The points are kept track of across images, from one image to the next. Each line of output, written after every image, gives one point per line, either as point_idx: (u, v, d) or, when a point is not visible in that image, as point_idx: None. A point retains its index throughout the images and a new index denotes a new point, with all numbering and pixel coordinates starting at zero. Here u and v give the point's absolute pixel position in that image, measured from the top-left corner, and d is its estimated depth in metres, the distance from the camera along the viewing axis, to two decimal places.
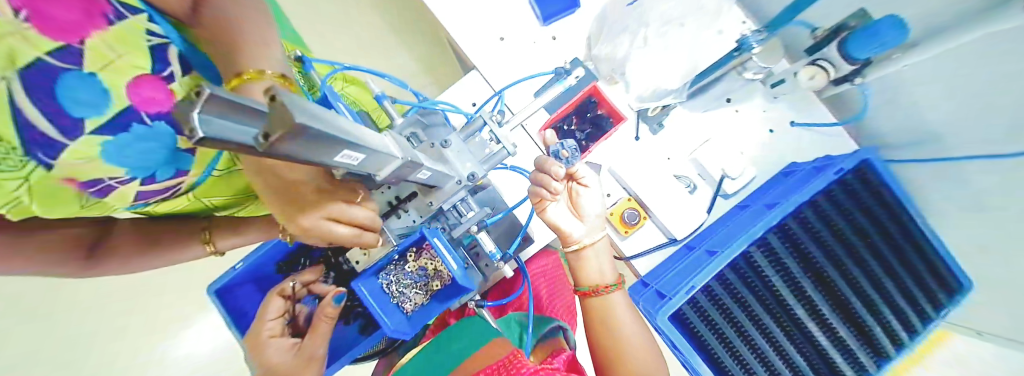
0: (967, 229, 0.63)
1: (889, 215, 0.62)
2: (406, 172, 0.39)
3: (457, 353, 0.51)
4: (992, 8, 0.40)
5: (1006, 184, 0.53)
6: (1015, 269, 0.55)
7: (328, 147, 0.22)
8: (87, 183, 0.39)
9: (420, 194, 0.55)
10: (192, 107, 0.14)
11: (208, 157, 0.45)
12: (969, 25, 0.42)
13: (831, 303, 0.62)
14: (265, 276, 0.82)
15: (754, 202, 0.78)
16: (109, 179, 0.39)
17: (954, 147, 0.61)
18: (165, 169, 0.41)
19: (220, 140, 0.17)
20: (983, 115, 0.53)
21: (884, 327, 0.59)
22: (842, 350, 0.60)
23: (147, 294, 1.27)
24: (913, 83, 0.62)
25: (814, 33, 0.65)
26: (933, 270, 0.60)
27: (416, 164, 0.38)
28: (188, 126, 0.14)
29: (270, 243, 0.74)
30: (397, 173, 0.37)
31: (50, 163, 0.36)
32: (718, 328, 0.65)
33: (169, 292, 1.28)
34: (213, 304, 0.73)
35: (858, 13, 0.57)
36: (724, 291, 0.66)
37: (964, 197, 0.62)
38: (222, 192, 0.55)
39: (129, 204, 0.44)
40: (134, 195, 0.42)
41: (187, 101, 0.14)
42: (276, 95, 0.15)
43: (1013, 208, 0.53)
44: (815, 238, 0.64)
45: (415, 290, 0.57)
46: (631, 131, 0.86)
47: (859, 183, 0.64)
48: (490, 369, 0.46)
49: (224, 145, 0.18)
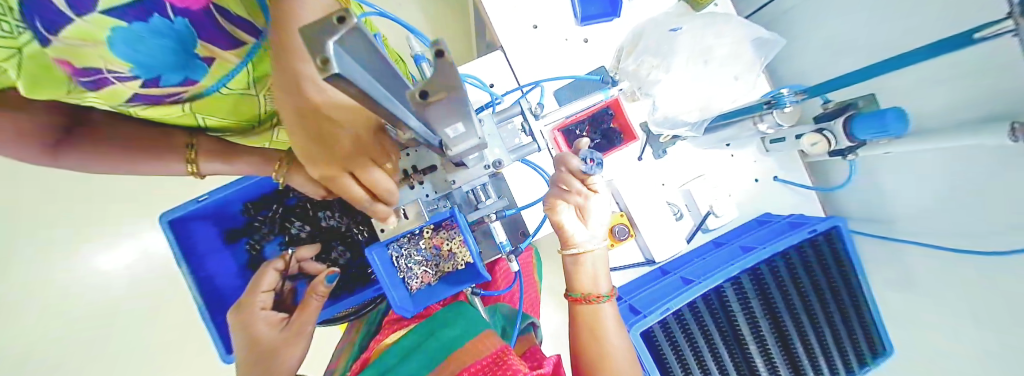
0: (898, 302, 0.74)
1: (842, 278, 0.70)
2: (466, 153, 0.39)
3: (447, 344, 0.51)
4: (991, 125, 0.47)
5: (942, 271, 0.64)
6: (936, 342, 0.67)
7: (444, 113, 0.20)
8: (82, 70, 0.30)
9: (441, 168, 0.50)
10: (332, 35, 0.13)
11: (226, 69, 0.36)
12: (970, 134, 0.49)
13: (779, 345, 0.69)
14: (226, 213, 0.73)
15: (730, 241, 0.84)
16: (109, 71, 0.30)
17: (902, 230, 0.71)
18: (177, 75, 0.33)
19: (344, 82, 0.16)
20: (938, 211, 0.62)
21: (815, 372, 0.69)
22: None
23: (43, 206, 1.05)
24: (886, 169, 0.71)
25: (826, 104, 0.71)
26: (866, 332, 0.69)
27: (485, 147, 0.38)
28: (323, 57, 0.13)
29: (247, 180, 0.67)
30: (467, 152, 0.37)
31: (49, 38, 0.26)
32: (680, 351, 0.71)
33: (74, 209, 1.07)
34: (163, 233, 0.64)
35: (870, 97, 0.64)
36: (693, 318, 0.71)
37: (900, 274, 0.73)
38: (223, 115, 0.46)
39: (119, 105, 0.35)
40: (131, 97, 0.34)
41: (329, 27, 0.13)
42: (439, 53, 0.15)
43: (945, 293, 0.64)
44: (779, 285, 0.71)
45: (424, 268, 0.56)
46: (636, 152, 0.89)
47: (826, 245, 0.71)
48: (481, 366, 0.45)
49: (348, 88, 0.17)
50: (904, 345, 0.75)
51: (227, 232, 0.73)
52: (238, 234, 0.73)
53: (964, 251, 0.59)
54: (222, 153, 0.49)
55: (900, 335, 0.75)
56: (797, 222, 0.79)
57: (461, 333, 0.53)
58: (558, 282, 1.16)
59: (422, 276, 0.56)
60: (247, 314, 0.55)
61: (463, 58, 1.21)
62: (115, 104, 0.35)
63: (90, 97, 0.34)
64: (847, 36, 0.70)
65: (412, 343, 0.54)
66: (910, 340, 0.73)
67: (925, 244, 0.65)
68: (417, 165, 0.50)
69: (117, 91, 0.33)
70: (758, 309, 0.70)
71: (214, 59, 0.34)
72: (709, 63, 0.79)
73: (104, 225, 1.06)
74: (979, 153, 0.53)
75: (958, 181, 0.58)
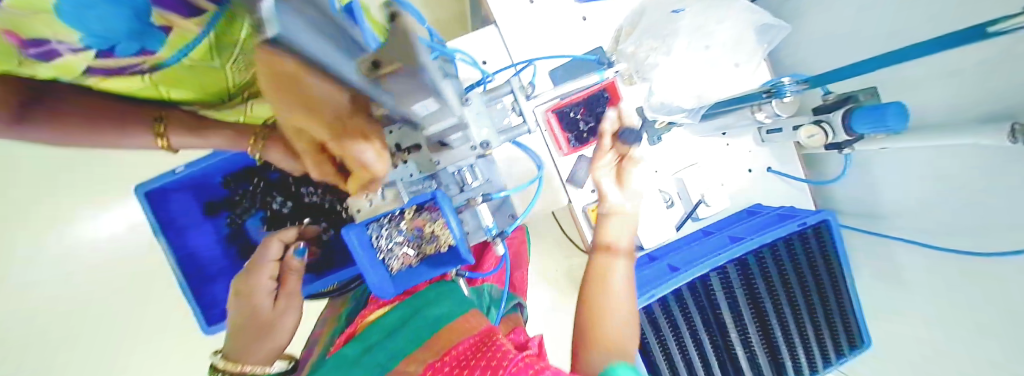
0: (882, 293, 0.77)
1: (828, 272, 0.71)
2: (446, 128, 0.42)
3: (428, 325, 0.51)
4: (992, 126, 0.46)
5: (926, 267, 0.66)
6: (919, 333, 0.70)
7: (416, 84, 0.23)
8: (28, 40, 0.28)
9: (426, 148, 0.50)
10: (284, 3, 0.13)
11: (185, 39, 0.34)
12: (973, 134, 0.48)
13: (760, 334, 0.72)
14: (208, 187, 0.72)
15: (720, 230, 0.85)
16: (58, 43, 0.29)
17: (889, 226, 0.72)
18: (131, 44, 0.31)
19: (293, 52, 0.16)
20: (925, 209, 0.64)
21: (793, 361, 0.71)
22: (755, 372, 0.72)
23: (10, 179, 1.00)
24: (878, 165, 0.72)
25: (827, 96, 0.69)
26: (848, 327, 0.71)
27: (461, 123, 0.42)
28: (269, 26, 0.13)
29: (226, 154, 0.65)
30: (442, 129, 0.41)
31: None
32: (664, 337, 0.73)
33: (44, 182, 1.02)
34: (139, 206, 0.62)
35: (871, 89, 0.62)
36: (678, 306, 0.73)
37: (885, 267, 0.75)
38: (189, 86, 0.45)
39: (75, 73, 0.34)
40: (86, 68, 0.33)
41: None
42: (398, 19, 0.17)
43: (930, 288, 0.66)
44: (764, 276, 0.72)
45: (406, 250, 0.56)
46: (631, 137, 0.87)
47: (814, 239, 0.72)
48: (458, 349, 0.45)
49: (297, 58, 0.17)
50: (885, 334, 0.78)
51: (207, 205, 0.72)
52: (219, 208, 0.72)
53: (950, 248, 0.60)
54: (190, 128, 0.48)
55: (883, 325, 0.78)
56: (788, 214, 0.79)
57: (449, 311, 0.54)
58: (547, 265, 1.18)
59: (402, 256, 0.56)
60: (253, 280, 0.53)
61: (455, 33, 1.16)
62: (79, 77, 0.35)
63: (47, 71, 0.33)
64: (851, 26, 0.68)
65: (401, 317, 0.55)
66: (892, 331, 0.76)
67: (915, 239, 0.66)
68: (400, 143, 0.47)
69: (71, 64, 0.32)
70: (740, 297, 0.71)
71: (172, 28, 0.32)
72: (710, 48, 0.75)
73: (86, 198, 1.03)
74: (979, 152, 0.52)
75: (950, 179, 0.58)
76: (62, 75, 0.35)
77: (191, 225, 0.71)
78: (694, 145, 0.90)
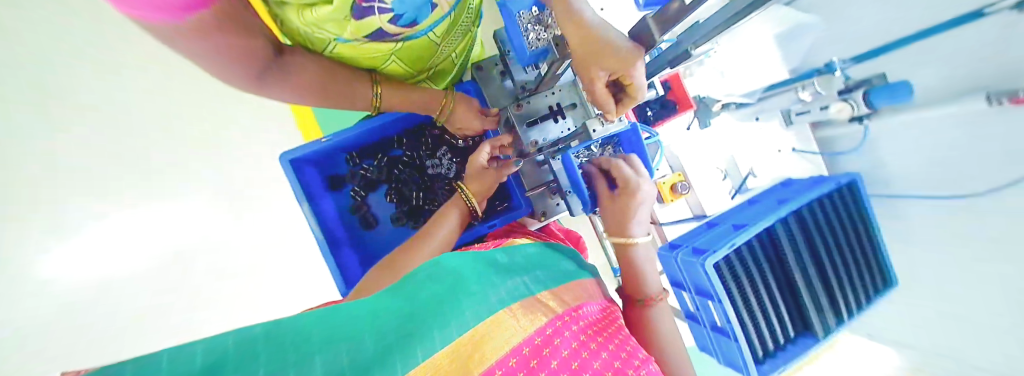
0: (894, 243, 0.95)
1: (860, 224, 0.87)
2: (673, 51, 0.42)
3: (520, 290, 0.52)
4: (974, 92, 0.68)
5: (931, 216, 0.84)
6: (935, 271, 0.86)
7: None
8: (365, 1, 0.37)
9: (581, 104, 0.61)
10: None
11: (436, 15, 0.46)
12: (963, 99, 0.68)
13: (809, 276, 0.84)
14: (327, 158, 0.81)
15: (765, 199, 0.99)
16: (378, 6, 0.38)
17: (897, 187, 0.92)
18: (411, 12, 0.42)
19: None
20: (927, 167, 0.84)
21: (833, 297, 0.84)
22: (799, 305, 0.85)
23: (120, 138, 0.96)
24: (885, 139, 0.91)
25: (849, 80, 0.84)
26: (881, 266, 0.88)
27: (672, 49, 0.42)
28: None
29: (357, 130, 0.74)
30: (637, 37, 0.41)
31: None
32: (739, 281, 0.83)
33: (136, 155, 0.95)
34: (284, 172, 0.71)
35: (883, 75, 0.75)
36: (747, 253, 0.85)
37: (894, 223, 0.94)
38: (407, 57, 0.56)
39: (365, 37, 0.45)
40: (375, 30, 0.43)
41: None
42: None
43: (930, 228, 0.85)
44: (818, 224, 0.86)
45: None
46: (684, 123, 1.07)
47: (848, 196, 0.88)
48: (575, 324, 0.47)
49: None
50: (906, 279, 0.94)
51: (331, 179, 0.81)
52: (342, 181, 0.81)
53: (964, 197, 0.77)
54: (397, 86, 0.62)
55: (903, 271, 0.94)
56: (817, 180, 0.95)
57: (560, 276, 0.62)
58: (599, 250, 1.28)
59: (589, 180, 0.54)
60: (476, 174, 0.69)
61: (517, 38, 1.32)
62: (357, 37, 0.44)
63: (346, 31, 0.43)
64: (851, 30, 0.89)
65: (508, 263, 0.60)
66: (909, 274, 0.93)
67: (925, 198, 0.84)
68: (560, 102, 0.61)
69: (369, 23, 0.41)
70: (803, 242, 0.85)
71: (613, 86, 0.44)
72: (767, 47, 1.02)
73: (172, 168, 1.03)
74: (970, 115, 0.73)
75: (953, 140, 0.78)
76: (362, 35, 0.44)
77: (317, 190, 0.78)
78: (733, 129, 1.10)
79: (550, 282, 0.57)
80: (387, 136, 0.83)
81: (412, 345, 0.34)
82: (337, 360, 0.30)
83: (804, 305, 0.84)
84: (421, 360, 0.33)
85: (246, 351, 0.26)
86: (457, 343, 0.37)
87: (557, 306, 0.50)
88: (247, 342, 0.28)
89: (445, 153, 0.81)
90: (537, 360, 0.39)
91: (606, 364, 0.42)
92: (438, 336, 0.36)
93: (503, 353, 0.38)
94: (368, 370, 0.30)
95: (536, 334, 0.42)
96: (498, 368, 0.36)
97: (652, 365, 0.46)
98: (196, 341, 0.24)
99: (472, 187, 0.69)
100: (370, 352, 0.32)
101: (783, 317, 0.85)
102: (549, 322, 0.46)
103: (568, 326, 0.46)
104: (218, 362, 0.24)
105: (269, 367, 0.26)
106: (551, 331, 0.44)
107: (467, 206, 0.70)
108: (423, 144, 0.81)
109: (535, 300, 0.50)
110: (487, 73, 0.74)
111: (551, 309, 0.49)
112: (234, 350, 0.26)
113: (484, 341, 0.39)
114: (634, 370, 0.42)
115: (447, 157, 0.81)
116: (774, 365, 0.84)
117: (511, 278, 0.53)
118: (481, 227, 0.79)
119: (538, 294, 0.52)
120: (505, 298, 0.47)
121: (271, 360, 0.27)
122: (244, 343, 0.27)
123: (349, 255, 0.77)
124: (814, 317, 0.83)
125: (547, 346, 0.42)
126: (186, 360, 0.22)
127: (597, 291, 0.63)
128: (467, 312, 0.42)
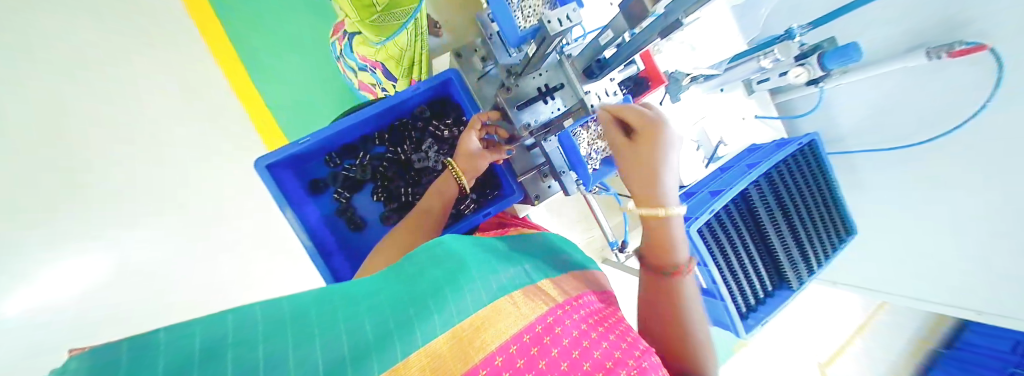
0: (855, 195, 1.04)
1: (821, 178, 0.95)
2: (661, 25, 0.44)
3: (522, 278, 0.51)
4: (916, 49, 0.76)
5: (882, 166, 0.94)
6: (886, 217, 0.96)
7: None
8: None
9: (568, 85, 0.61)
10: None
11: None
12: (902, 58, 0.75)
13: (781, 233, 0.91)
14: (304, 162, 0.77)
15: (736, 164, 1.05)
16: None
17: (849, 143, 1.02)
18: None
19: None
20: (878, 122, 0.92)
21: (801, 250, 0.92)
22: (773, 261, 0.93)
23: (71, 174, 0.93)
24: (839, 99, 1.00)
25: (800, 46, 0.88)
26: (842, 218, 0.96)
27: (661, 24, 0.44)
28: None
29: (338, 128, 0.71)
30: (629, 14, 0.43)
31: None
32: (722, 245, 0.88)
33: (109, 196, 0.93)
34: (261, 179, 0.66)
35: (832, 39, 0.82)
36: (727, 217, 0.90)
37: (850, 176, 1.04)
38: None
39: None
40: None
41: None
42: None
43: (881, 177, 0.95)
44: (786, 183, 0.93)
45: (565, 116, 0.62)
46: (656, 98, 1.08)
47: (810, 154, 0.95)
48: (576, 312, 0.48)
49: None
50: (864, 227, 1.03)
51: (310, 182, 0.77)
52: (323, 184, 0.77)
53: (909, 145, 0.86)
54: None
55: (862, 220, 1.04)
56: (782, 143, 1.02)
57: (562, 266, 0.62)
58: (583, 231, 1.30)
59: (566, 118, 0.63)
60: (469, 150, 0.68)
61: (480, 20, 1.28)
62: None
63: None
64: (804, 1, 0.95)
65: (504, 250, 0.59)
66: (866, 222, 1.02)
67: (874, 150, 0.94)
68: (548, 83, 0.62)
69: None
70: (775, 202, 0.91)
71: None
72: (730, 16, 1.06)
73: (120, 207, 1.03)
74: (916, 71, 0.81)
75: (898, 96, 0.87)
76: None
77: (297, 197, 0.74)
78: (704, 102, 1.10)
79: (552, 273, 0.58)
80: (366, 133, 0.80)
81: (412, 329, 0.34)
82: (337, 343, 0.30)
83: (780, 260, 0.92)
84: (420, 346, 0.33)
85: (243, 330, 0.27)
86: (457, 328, 0.37)
87: (559, 295, 0.51)
88: (243, 321, 0.28)
89: (431, 145, 0.80)
90: (539, 349, 0.39)
91: (607, 354, 0.42)
92: (438, 322, 0.36)
93: (505, 340, 0.38)
94: (367, 353, 0.30)
95: (539, 318, 0.43)
96: (498, 356, 0.36)
97: (655, 356, 0.46)
98: (182, 325, 0.23)
99: (461, 164, 0.69)
100: (368, 335, 0.32)
101: (761, 275, 0.93)
102: (552, 306, 0.46)
103: (569, 315, 0.46)
104: (215, 344, 0.24)
105: (265, 349, 0.26)
106: (552, 317, 0.44)
107: (458, 185, 0.70)
108: (407, 138, 0.80)
109: (536, 289, 0.50)
110: (468, 61, 0.73)
111: (554, 297, 0.49)
112: (231, 330, 0.26)
113: (484, 326, 0.39)
114: (635, 362, 0.42)
115: (433, 150, 0.80)
116: (758, 319, 0.91)
117: (511, 266, 0.53)
118: (475, 219, 0.78)
119: (539, 283, 0.52)
120: (505, 285, 0.47)
121: (268, 340, 0.27)
122: (244, 327, 0.27)
123: (340, 260, 0.74)
124: (787, 270, 0.92)
125: (553, 327, 0.42)
126: (182, 342, 0.23)
127: (598, 283, 0.63)
128: (469, 297, 0.41)
